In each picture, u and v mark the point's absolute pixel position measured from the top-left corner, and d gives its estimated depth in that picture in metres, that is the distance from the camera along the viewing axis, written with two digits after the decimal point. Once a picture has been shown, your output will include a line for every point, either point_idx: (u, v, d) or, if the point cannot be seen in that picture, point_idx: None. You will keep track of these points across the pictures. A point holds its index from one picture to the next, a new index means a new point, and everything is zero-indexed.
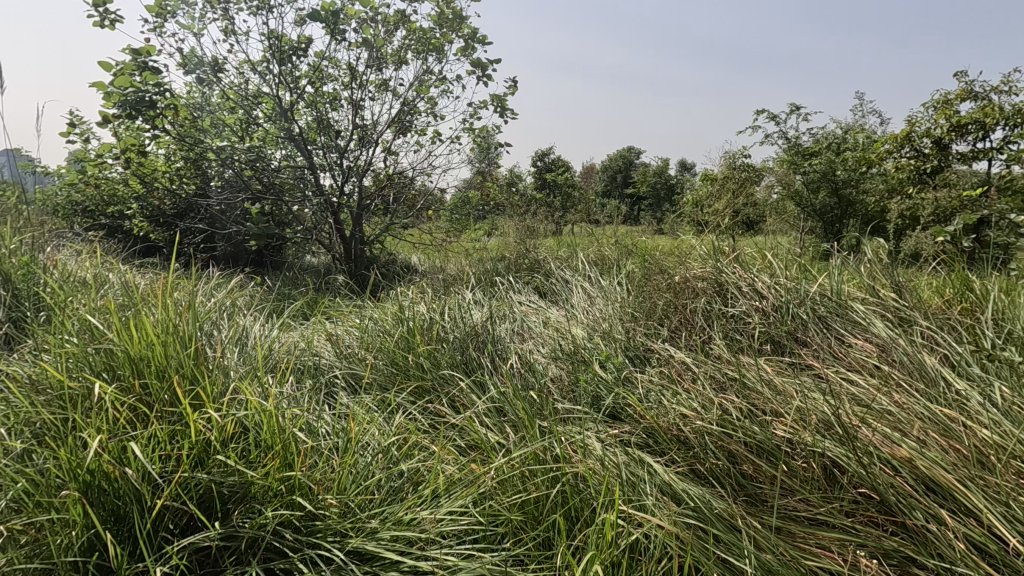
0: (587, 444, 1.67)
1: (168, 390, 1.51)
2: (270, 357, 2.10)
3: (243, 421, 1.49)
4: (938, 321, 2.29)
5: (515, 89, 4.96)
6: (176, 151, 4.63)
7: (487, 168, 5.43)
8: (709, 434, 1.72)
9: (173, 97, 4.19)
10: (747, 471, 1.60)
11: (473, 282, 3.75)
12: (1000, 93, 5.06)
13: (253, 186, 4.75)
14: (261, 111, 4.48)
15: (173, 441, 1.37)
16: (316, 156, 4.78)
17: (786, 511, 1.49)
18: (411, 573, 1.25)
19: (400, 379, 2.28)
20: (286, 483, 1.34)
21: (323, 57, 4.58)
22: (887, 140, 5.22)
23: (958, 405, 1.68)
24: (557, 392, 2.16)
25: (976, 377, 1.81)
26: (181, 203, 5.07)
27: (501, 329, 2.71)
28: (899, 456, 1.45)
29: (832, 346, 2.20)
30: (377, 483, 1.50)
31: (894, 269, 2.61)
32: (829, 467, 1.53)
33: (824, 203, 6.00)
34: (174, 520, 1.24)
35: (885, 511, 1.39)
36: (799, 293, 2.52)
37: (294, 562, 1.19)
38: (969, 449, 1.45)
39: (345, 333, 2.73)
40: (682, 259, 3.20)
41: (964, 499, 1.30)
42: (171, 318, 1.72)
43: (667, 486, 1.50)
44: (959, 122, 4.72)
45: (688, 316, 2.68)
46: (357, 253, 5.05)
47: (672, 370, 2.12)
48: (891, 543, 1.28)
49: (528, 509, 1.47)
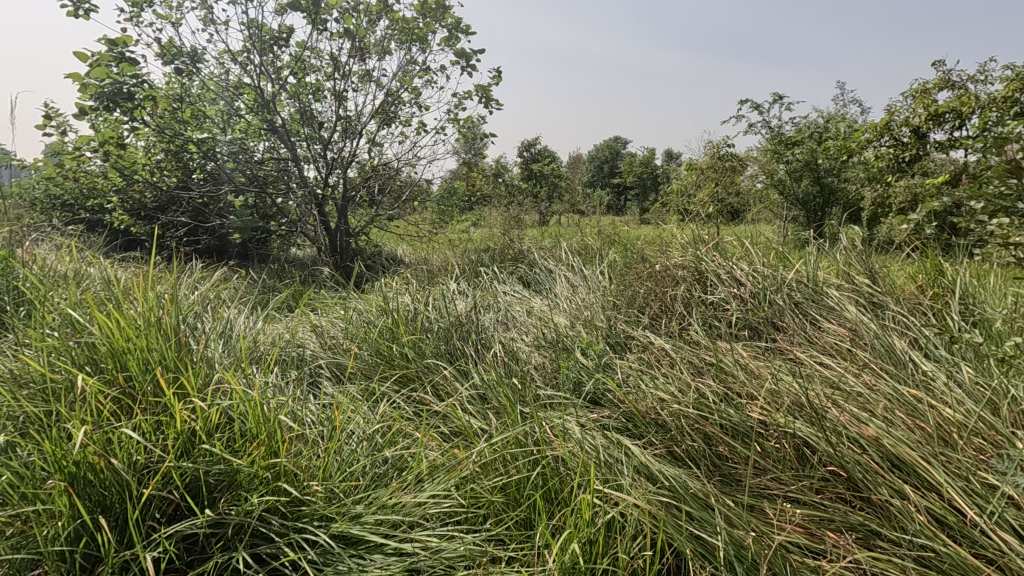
0: (567, 429, 1.71)
1: (151, 381, 1.52)
2: (254, 349, 2.12)
3: (227, 410, 1.51)
4: (908, 306, 2.37)
5: (499, 79, 4.98)
6: (156, 143, 4.57)
7: (473, 159, 5.42)
8: (686, 417, 1.76)
9: (152, 88, 4.13)
10: (722, 452, 1.66)
11: (457, 272, 3.78)
12: (977, 82, 5.17)
13: (237, 179, 4.70)
14: (242, 102, 4.45)
15: (158, 431, 1.38)
16: (299, 147, 4.78)
17: (759, 490, 1.55)
18: (395, 555, 1.28)
19: (385, 368, 2.30)
20: (272, 470, 1.36)
21: (304, 47, 4.54)
22: (867, 129, 5.37)
23: (925, 385, 1.75)
24: (539, 379, 2.20)
25: (943, 358, 1.89)
26: (163, 196, 5.01)
27: (485, 318, 2.75)
28: (867, 436, 1.51)
29: (807, 331, 2.26)
30: (362, 469, 1.54)
31: (868, 257, 2.69)
32: (800, 447, 1.58)
33: (807, 192, 6.03)
34: (160, 509, 1.26)
35: (852, 487, 1.45)
36: (776, 280, 2.58)
37: (280, 547, 1.22)
38: (933, 428, 1.52)
39: (330, 325, 2.76)
40: (663, 249, 3.27)
41: (927, 475, 1.36)
42: (153, 311, 1.73)
43: (643, 467, 1.55)
44: (937, 111, 4.82)
45: (668, 303, 2.73)
46: (343, 245, 5.05)
47: (651, 356, 2.18)
48: (856, 518, 1.34)
49: (510, 491, 1.50)
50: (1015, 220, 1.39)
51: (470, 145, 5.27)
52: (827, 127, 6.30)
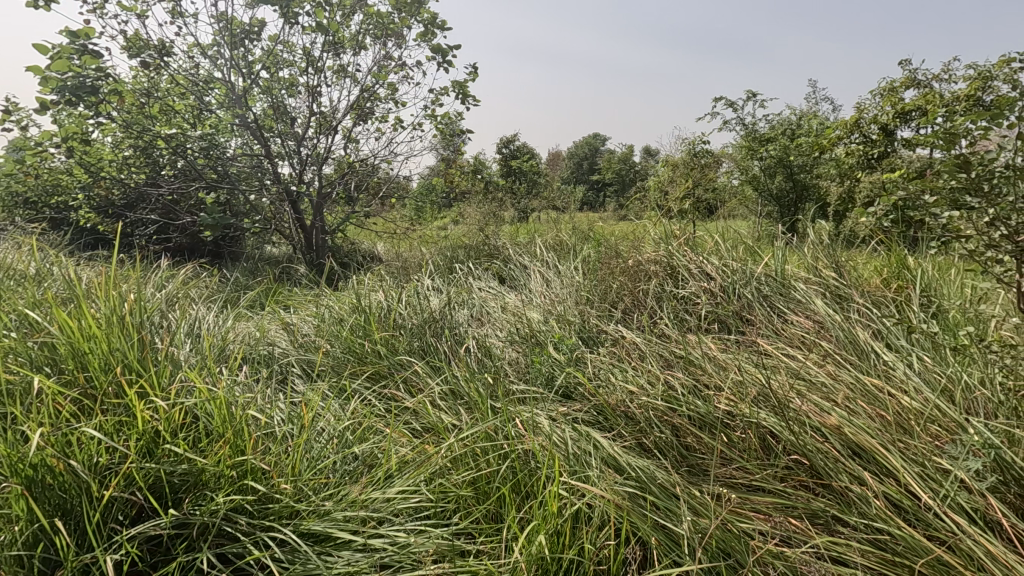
0: (536, 423, 1.72)
1: (113, 382, 1.49)
2: (222, 348, 2.08)
3: (193, 409, 1.49)
4: (872, 298, 2.44)
5: (476, 75, 4.95)
6: (124, 138, 4.45)
7: (451, 156, 5.38)
8: (654, 409, 1.79)
9: (118, 82, 4.01)
10: (689, 443, 1.69)
11: (431, 268, 3.77)
12: (941, 80, 5.31)
13: (207, 175, 4.62)
14: (213, 97, 4.35)
15: (120, 432, 1.35)
16: (273, 144, 4.69)
17: (724, 479, 1.57)
18: (364, 551, 1.28)
19: (356, 365, 2.29)
20: (238, 469, 1.34)
21: (277, 41, 4.47)
22: (837, 126, 5.49)
23: (885, 374, 1.80)
24: (512, 374, 2.21)
25: (902, 348, 1.95)
26: (131, 193, 4.89)
27: (459, 314, 2.75)
28: (828, 425, 1.55)
29: (774, 323, 2.32)
30: (332, 467, 1.53)
31: (834, 251, 2.76)
32: (765, 437, 1.62)
33: (780, 188, 6.09)
34: (123, 510, 1.23)
35: (814, 474, 1.49)
36: (745, 274, 2.63)
37: (245, 546, 1.20)
38: (892, 416, 1.57)
39: (301, 322, 2.73)
40: (636, 244, 3.32)
41: (884, 461, 1.41)
42: (115, 310, 1.69)
43: (611, 458, 1.57)
44: (903, 109, 4.96)
45: (640, 298, 2.77)
46: (318, 242, 4.99)
47: (622, 350, 2.21)
48: (817, 504, 1.37)
49: (479, 485, 1.51)
50: (965, 213, 1.41)
51: (448, 142, 5.23)
52: (799, 124, 6.41)
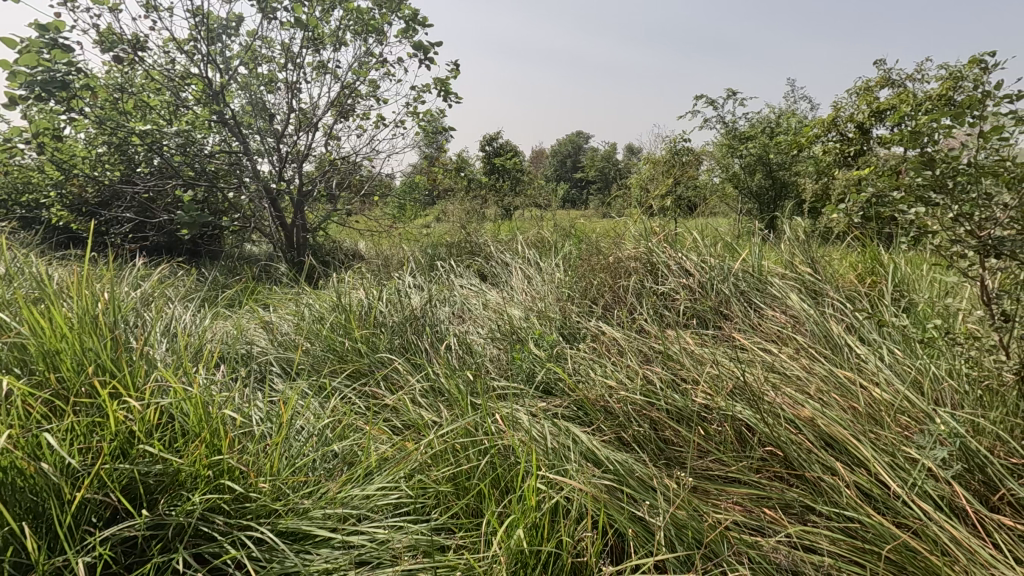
0: (516, 419, 1.73)
1: (85, 382, 1.47)
2: (199, 347, 2.06)
3: (168, 409, 1.47)
4: (846, 293, 2.49)
5: (458, 72, 4.94)
6: (97, 135, 4.35)
7: (433, 153, 5.36)
8: (633, 403, 1.82)
9: (90, 77, 3.92)
10: (667, 437, 1.71)
11: (413, 266, 3.77)
12: (915, 80, 5.43)
13: (184, 172, 4.54)
14: (189, 93, 4.28)
15: (93, 432, 1.33)
16: (252, 141, 4.63)
17: (701, 472, 1.60)
18: (343, 548, 1.28)
19: (336, 363, 2.28)
20: (215, 468, 1.33)
21: (255, 36, 4.41)
22: (814, 125, 5.60)
23: (857, 367, 1.85)
24: (493, 371, 2.22)
25: (874, 341, 2.00)
26: (105, 191, 4.78)
27: (441, 311, 2.75)
28: (802, 417, 1.58)
29: (751, 318, 2.36)
30: (311, 465, 1.52)
31: (809, 247, 2.81)
32: (741, 429, 1.65)
33: (760, 185, 6.17)
34: (96, 512, 1.21)
35: (787, 465, 1.52)
36: (722, 270, 2.67)
37: (223, 545, 1.20)
38: (863, 407, 1.61)
39: (281, 320, 2.71)
40: (617, 241, 3.36)
41: (856, 451, 1.44)
42: (88, 310, 1.66)
43: (591, 453, 1.59)
44: (878, 108, 5.08)
45: (619, 294, 2.80)
46: (300, 240, 4.93)
47: (601, 345, 2.23)
48: (791, 494, 1.40)
49: (459, 481, 1.52)
50: (930, 209, 1.44)
51: (430, 139, 5.22)
52: (778, 121, 6.51)
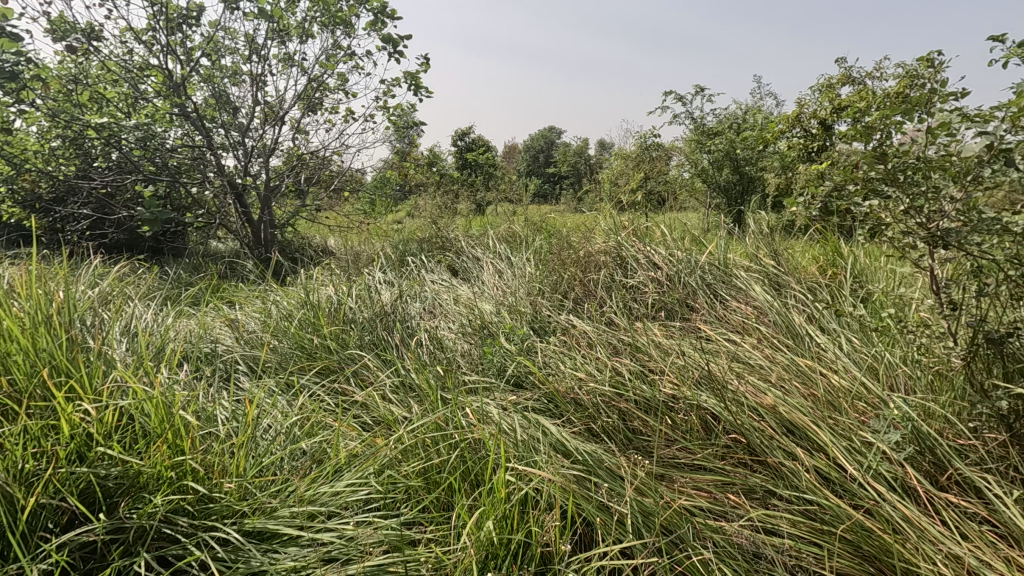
0: (486, 412, 1.74)
1: (39, 385, 1.41)
2: (161, 347, 2.01)
3: (128, 411, 1.43)
4: (807, 284, 2.57)
5: (428, 65, 4.89)
6: (51, 128, 4.18)
7: (405, 148, 5.31)
8: (602, 395, 1.85)
9: (42, 67, 3.76)
10: (635, 426, 1.75)
11: (383, 261, 3.73)
12: (874, 78, 5.60)
13: (144, 167, 4.40)
14: (149, 85, 4.15)
15: (48, 435, 1.29)
16: (215, 134, 4.51)
17: (668, 460, 1.64)
18: (311, 546, 1.27)
19: (305, 361, 2.25)
20: (177, 469, 1.29)
21: (217, 27, 4.29)
22: (780, 121, 5.73)
23: (817, 355, 1.91)
24: (465, 365, 2.23)
25: (833, 330, 2.07)
26: (60, 186, 4.60)
27: (412, 307, 2.74)
28: (765, 405, 1.63)
29: (717, 309, 2.41)
30: (278, 463, 1.50)
31: (773, 240, 2.89)
32: (706, 418, 1.69)
33: (727, 180, 6.29)
34: (53, 518, 1.17)
35: (750, 452, 1.56)
36: (689, 263, 2.73)
37: (186, 547, 1.17)
38: (822, 394, 1.66)
39: (247, 318, 2.66)
40: (587, 235, 3.39)
41: (815, 437, 1.49)
42: (41, 310, 1.60)
43: (560, 444, 1.61)
44: (839, 105, 5.22)
45: (590, 287, 2.83)
46: (267, 236, 4.84)
47: (572, 338, 2.26)
48: (753, 479, 1.45)
49: (429, 475, 1.52)
50: (883, 202, 1.49)
51: (401, 134, 5.17)
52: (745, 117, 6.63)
